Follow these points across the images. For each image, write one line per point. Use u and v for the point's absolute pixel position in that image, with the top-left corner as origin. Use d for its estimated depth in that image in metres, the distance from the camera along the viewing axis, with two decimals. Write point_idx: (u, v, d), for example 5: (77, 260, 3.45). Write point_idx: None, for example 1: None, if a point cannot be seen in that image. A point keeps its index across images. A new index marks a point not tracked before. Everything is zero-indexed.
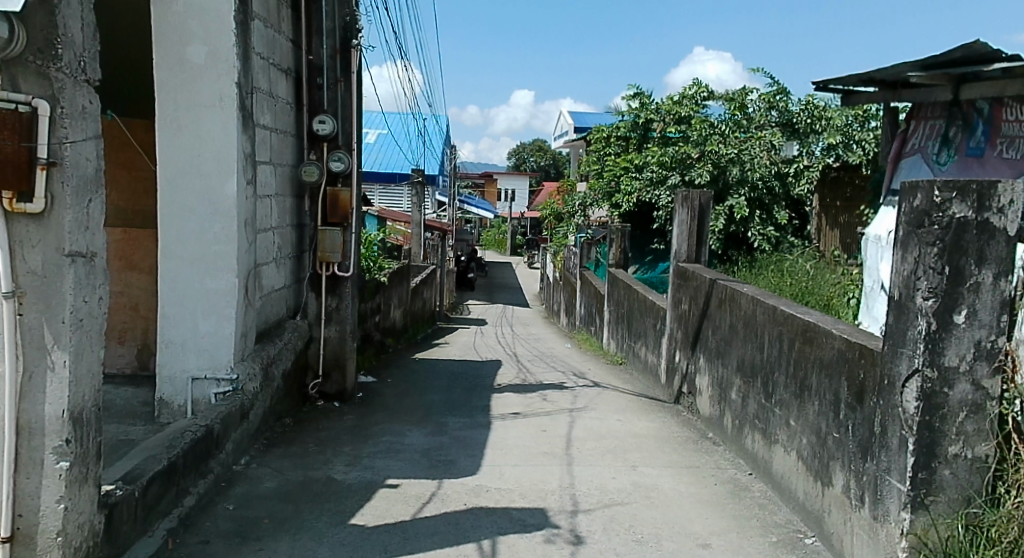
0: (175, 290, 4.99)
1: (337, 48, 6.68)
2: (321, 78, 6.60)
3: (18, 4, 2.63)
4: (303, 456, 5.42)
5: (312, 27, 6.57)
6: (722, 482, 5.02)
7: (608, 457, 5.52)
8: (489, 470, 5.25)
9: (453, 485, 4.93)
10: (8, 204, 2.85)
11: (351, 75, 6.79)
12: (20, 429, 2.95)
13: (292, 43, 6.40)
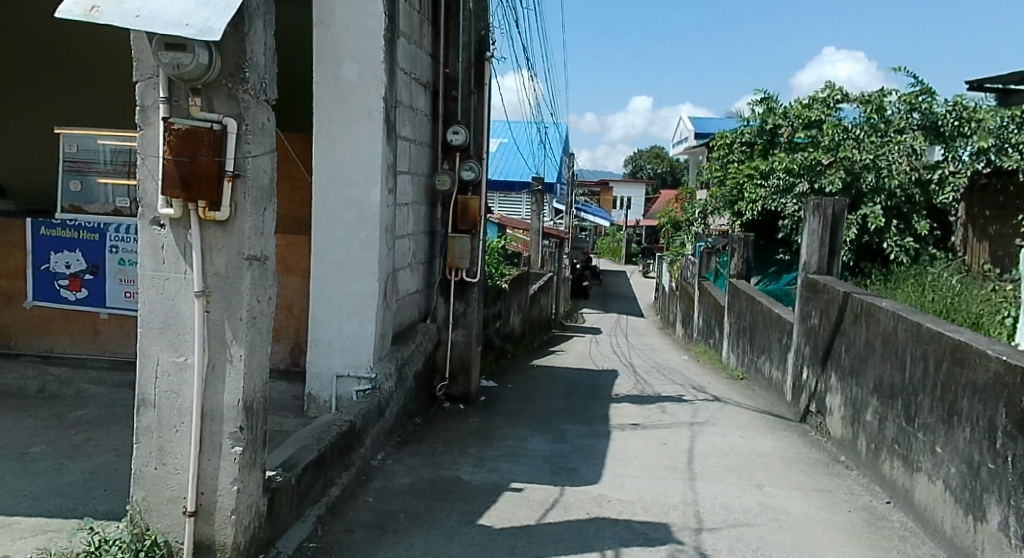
0: (324, 293, 5.33)
1: (473, 60, 6.83)
2: (456, 91, 6.86)
3: (219, 35, 2.91)
4: (436, 456, 5.64)
5: (450, 42, 6.83)
6: (856, 509, 4.92)
7: (733, 475, 5.49)
8: (611, 480, 5.31)
9: (575, 493, 5.02)
10: (202, 213, 3.21)
11: (485, 86, 6.93)
12: (204, 414, 3.30)
13: (430, 57, 6.69)
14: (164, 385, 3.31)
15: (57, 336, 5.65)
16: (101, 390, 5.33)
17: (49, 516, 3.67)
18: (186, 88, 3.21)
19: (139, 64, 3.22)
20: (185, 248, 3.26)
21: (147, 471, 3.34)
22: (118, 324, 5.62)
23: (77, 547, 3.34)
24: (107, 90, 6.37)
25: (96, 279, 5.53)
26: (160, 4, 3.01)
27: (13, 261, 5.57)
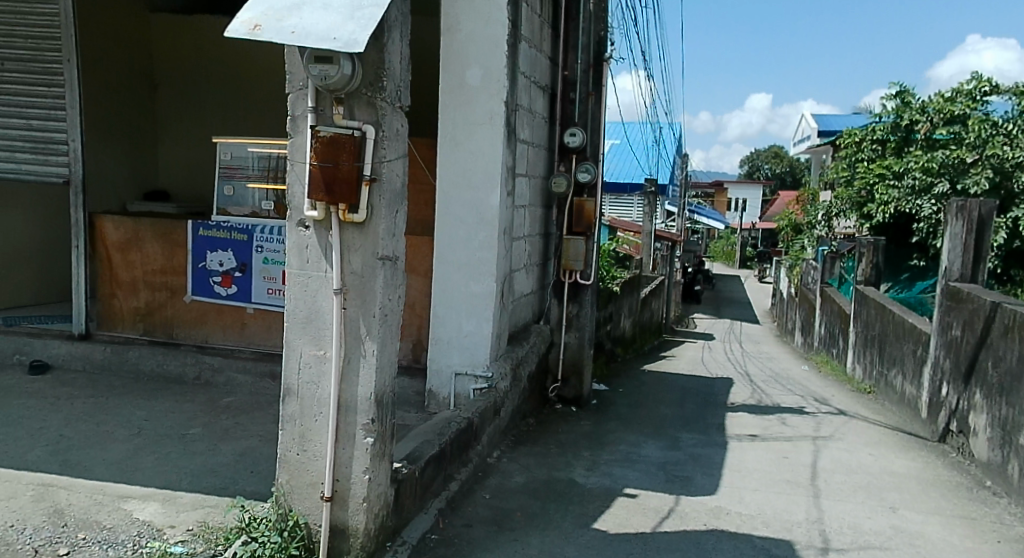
0: (445, 292, 5.48)
1: (591, 62, 6.90)
2: (574, 92, 6.87)
3: (363, 46, 3.10)
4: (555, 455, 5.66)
5: (569, 44, 6.85)
6: (1006, 540, 4.67)
7: (863, 494, 5.29)
8: (730, 491, 5.20)
9: (692, 503, 4.95)
10: (341, 215, 3.40)
11: (602, 89, 6.98)
12: (339, 406, 3.50)
13: (551, 60, 6.72)
14: (306, 376, 3.53)
15: (212, 328, 6.04)
16: (247, 378, 5.72)
17: (206, 493, 4.08)
18: (330, 97, 3.41)
19: (291, 77, 3.46)
20: (326, 248, 3.46)
21: (290, 456, 3.57)
22: (263, 317, 5.95)
23: (230, 522, 3.73)
24: (265, 102, 7.07)
25: (243, 276, 5.93)
26: (312, 19, 3.22)
27: (178, 260, 6.05)
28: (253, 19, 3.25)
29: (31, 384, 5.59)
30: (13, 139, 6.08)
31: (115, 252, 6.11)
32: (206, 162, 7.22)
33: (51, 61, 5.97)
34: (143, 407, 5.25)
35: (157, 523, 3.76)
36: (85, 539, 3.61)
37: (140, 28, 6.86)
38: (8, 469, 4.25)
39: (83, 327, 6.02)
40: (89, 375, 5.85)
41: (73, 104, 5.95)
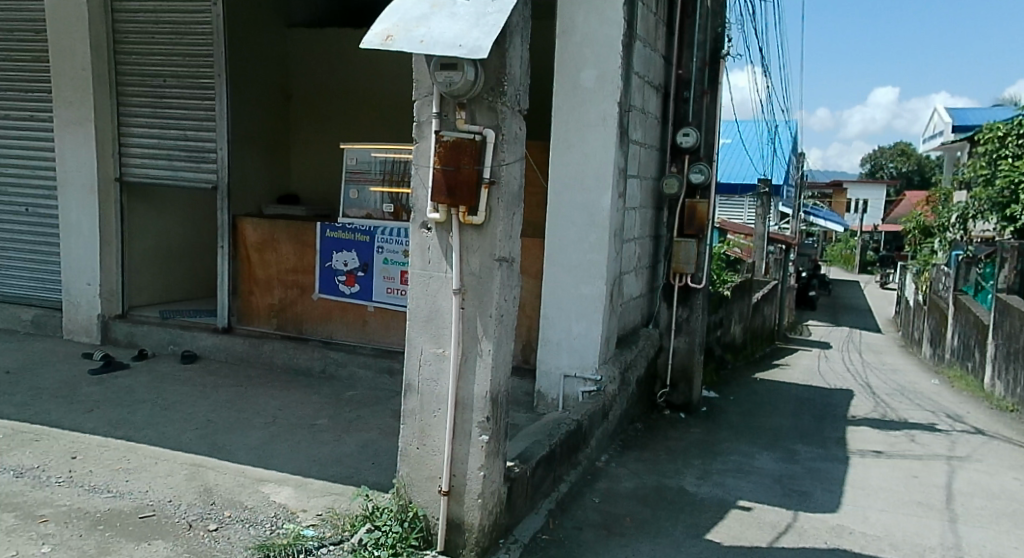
0: (554, 294, 5.42)
1: (707, 59, 6.41)
2: (687, 92, 6.44)
3: (486, 52, 3.23)
4: (672, 457, 5.58)
5: (684, 41, 6.42)
6: None
7: (1003, 521, 4.97)
8: (853, 510, 4.96)
9: (812, 520, 4.75)
10: (461, 217, 3.52)
11: (719, 86, 6.46)
12: (457, 403, 3.62)
13: (664, 58, 6.31)
14: (426, 373, 3.66)
15: (336, 326, 6.28)
16: (368, 373, 5.94)
17: (335, 480, 4.30)
18: (453, 102, 3.52)
19: (417, 84, 3.59)
20: (447, 250, 3.59)
21: (411, 449, 3.71)
22: (383, 316, 6.12)
23: (355, 510, 3.94)
24: (387, 111, 7.39)
25: (365, 276, 6.14)
26: (439, 27, 3.35)
27: (308, 260, 6.35)
28: (385, 30, 3.40)
29: (179, 372, 6.02)
30: (169, 148, 6.56)
31: (252, 250, 6.51)
32: (334, 167, 7.57)
33: (203, 76, 6.43)
34: (275, 397, 5.54)
35: (290, 506, 4.01)
36: (229, 517, 3.88)
37: (278, 42, 7.26)
38: (163, 449, 4.61)
39: (227, 320, 6.47)
40: (230, 366, 6.27)
41: (222, 116, 6.40)
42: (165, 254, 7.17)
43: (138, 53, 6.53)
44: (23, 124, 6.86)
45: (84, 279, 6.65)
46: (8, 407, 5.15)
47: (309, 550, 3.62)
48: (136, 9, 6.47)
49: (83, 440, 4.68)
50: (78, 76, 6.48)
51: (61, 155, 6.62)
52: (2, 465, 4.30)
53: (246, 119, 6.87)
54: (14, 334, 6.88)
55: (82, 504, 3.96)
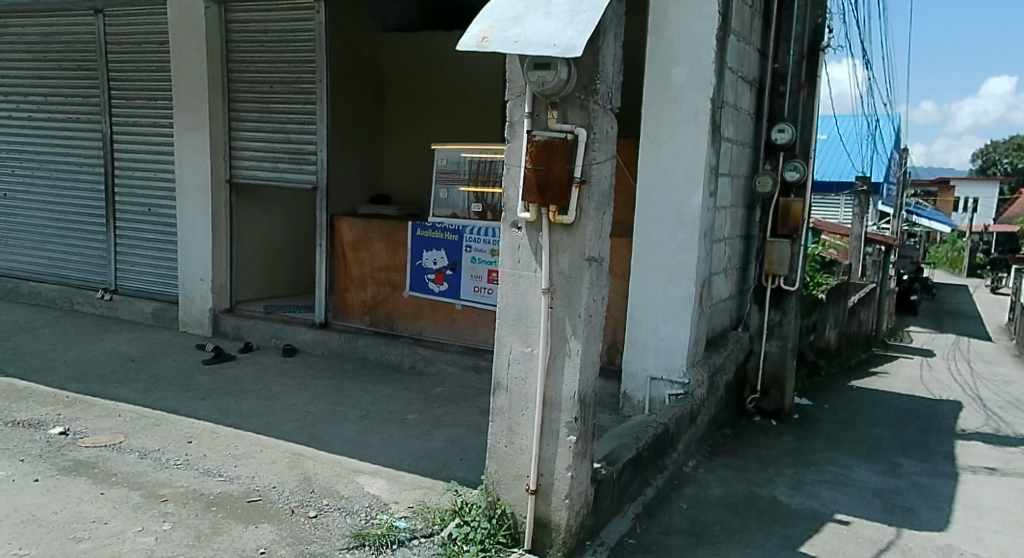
0: (642, 294, 5.18)
1: (806, 52, 6.14)
2: (784, 86, 6.20)
3: (581, 51, 3.23)
4: (766, 464, 5.44)
5: (781, 34, 6.21)
6: None
7: None
8: (963, 529, 4.70)
9: (916, 538, 4.53)
10: (552, 217, 3.53)
11: (818, 79, 6.15)
12: (545, 403, 3.63)
13: (760, 52, 6.06)
14: (514, 372, 3.69)
15: (425, 323, 6.37)
16: (455, 371, 6.01)
17: (426, 474, 4.37)
18: (545, 102, 3.54)
19: (509, 84, 3.61)
20: (537, 250, 3.60)
21: (500, 447, 3.74)
22: (471, 314, 6.18)
23: (444, 504, 4.00)
24: (478, 112, 7.58)
25: (454, 274, 6.21)
26: (533, 27, 3.37)
27: (399, 258, 6.47)
28: (480, 31, 3.44)
29: (281, 365, 6.24)
30: (274, 152, 6.80)
31: (348, 249, 6.68)
32: (425, 167, 7.65)
33: (306, 82, 6.62)
34: (368, 392, 5.66)
35: (383, 498, 4.09)
36: (328, 506, 4.00)
37: (373, 45, 7.40)
38: (267, 437, 4.78)
39: (324, 316, 6.67)
40: (326, 360, 6.46)
41: (322, 119, 6.57)
42: (270, 252, 7.43)
43: (249, 61, 6.79)
44: (148, 130, 7.27)
45: (197, 275, 6.95)
46: (131, 393, 5.44)
47: (401, 541, 3.70)
48: (249, 19, 6.74)
49: (197, 426, 4.90)
50: (195, 84, 6.79)
51: (179, 159, 6.95)
52: (128, 447, 4.55)
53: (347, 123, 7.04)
54: (136, 325, 7.28)
55: (197, 486, 4.15)
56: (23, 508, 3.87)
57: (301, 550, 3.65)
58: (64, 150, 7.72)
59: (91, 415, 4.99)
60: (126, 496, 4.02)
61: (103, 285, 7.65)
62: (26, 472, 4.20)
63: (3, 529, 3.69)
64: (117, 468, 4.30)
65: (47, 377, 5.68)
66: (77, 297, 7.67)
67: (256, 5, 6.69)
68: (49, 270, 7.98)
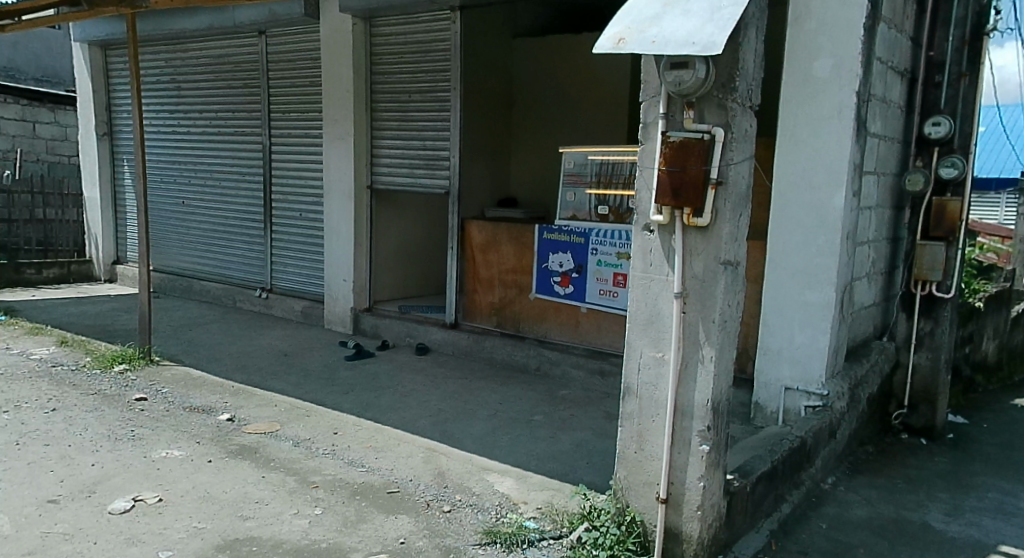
0: (778, 301, 4.96)
1: (967, 38, 5.70)
2: (940, 75, 5.78)
3: (721, 48, 3.16)
4: (914, 484, 5.11)
5: (938, 19, 5.79)
6: None
7: None
8: None
9: None
10: (686, 219, 3.44)
11: (982, 67, 5.67)
12: (676, 410, 3.54)
13: (913, 40, 5.71)
14: (645, 377, 3.63)
15: (551, 325, 6.36)
16: (581, 374, 5.99)
17: (552, 476, 4.37)
18: (681, 101, 3.46)
19: (644, 85, 3.57)
20: (669, 252, 3.52)
21: (629, 453, 3.68)
22: (596, 317, 6.11)
23: (573, 507, 3.99)
24: (605, 110, 7.71)
25: (580, 277, 6.16)
26: (670, 27, 3.31)
27: (526, 260, 6.50)
28: (616, 33, 3.40)
29: (415, 363, 6.40)
30: (410, 157, 6.96)
31: (477, 251, 6.77)
32: (553, 170, 7.71)
33: (440, 88, 6.74)
34: (497, 392, 5.71)
35: (512, 497, 4.11)
36: (460, 502, 4.04)
37: (504, 49, 7.41)
38: (404, 432, 4.90)
39: (454, 316, 6.81)
40: (456, 359, 6.60)
41: (456, 124, 6.67)
42: (407, 254, 7.64)
43: (389, 72, 7.00)
44: (299, 137, 7.62)
45: (341, 276, 7.28)
46: (285, 384, 5.72)
47: (530, 542, 3.72)
48: (391, 32, 6.95)
49: (342, 418, 5.08)
50: (343, 95, 7.11)
51: (328, 167, 7.30)
52: (284, 435, 4.78)
53: (480, 127, 7.10)
54: (287, 322, 7.66)
55: (343, 475, 4.29)
56: (200, 485, 4.13)
57: (439, 543, 3.70)
58: (230, 159, 8.20)
59: (252, 403, 5.27)
60: (283, 480, 4.21)
61: (261, 284, 8.10)
62: (199, 453, 4.48)
63: (183, 504, 3.95)
64: (276, 454, 4.52)
65: (213, 367, 6.05)
66: (240, 295, 8.17)
67: (398, 18, 6.89)
68: (215, 269, 8.54)
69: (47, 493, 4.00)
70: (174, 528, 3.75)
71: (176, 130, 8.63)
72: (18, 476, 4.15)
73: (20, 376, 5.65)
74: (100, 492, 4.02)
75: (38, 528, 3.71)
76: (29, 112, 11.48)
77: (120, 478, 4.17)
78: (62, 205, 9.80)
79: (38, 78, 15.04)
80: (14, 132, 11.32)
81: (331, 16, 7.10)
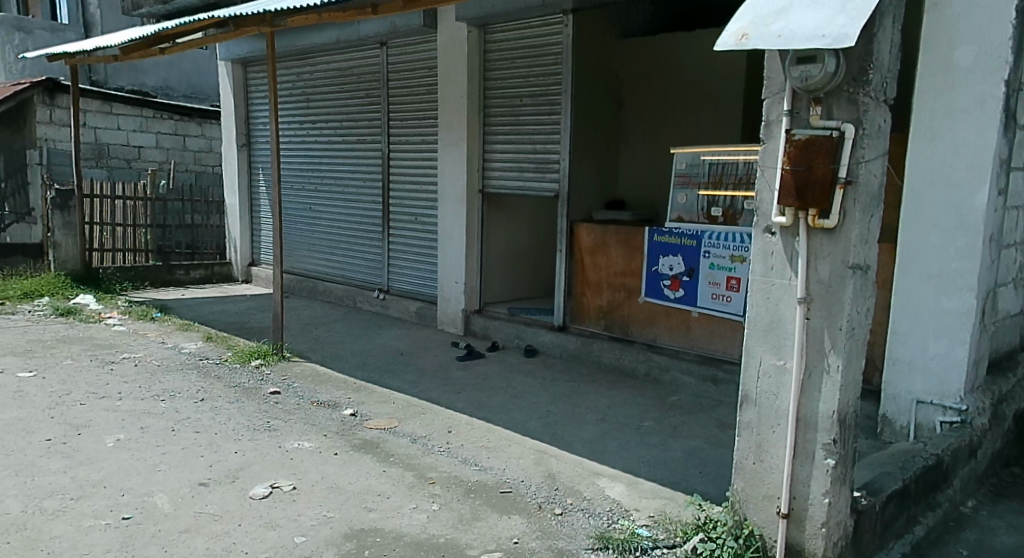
0: (909, 308, 4.68)
1: None
2: None
3: (854, 40, 2.99)
4: None
5: None
6: None
7: None
8: None
9: None
10: (811, 221, 3.28)
11: None
12: (798, 421, 3.38)
13: None
14: (765, 385, 3.48)
15: (661, 329, 6.23)
16: (691, 381, 5.82)
17: (665, 484, 4.25)
18: (808, 97, 3.30)
19: (768, 82, 3.43)
20: (792, 256, 3.37)
21: (747, 464, 3.55)
22: (709, 322, 5.93)
23: (686, 517, 3.87)
24: (722, 105, 7.43)
25: (691, 280, 5.99)
26: (798, 19, 3.17)
27: (636, 263, 6.37)
28: (740, 29, 3.30)
29: (525, 365, 6.38)
30: (521, 161, 6.95)
31: (586, 254, 6.70)
32: (664, 170, 7.52)
33: (551, 91, 6.69)
34: (606, 396, 5.62)
35: (624, 503, 4.02)
36: (571, 505, 3.99)
37: (616, 50, 7.31)
38: (515, 433, 4.88)
39: (562, 319, 6.77)
40: (565, 362, 6.55)
41: (566, 128, 6.60)
42: (518, 257, 7.63)
43: (502, 76, 7.02)
44: (415, 140, 7.75)
45: (453, 278, 7.37)
46: (402, 382, 5.80)
47: (643, 549, 3.62)
48: (505, 37, 6.97)
49: (455, 417, 5.10)
50: (457, 101, 7.20)
51: (442, 172, 7.41)
52: (401, 431, 4.84)
53: (590, 129, 7.03)
54: (402, 322, 7.79)
55: (458, 472, 4.31)
56: (328, 476, 4.22)
57: (551, 545, 3.66)
58: (354, 165, 8.42)
59: (373, 400, 5.37)
60: (401, 475, 4.26)
61: (378, 285, 8.29)
62: (327, 446, 4.59)
63: (314, 493, 4.04)
64: (396, 449, 4.58)
65: (338, 364, 6.20)
66: (360, 296, 8.38)
67: (511, 23, 6.90)
68: (337, 271, 8.79)
69: (198, 476, 4.18)
70: (307, 515, 3.84)
71: (307, 139, 8.95)
72: (173, 459, 4.36)
73: (174, 368, 5.96)
74: (243, 478, 4.17)
75: (192, 508, 3.87)
76: (180, 126, 12.81)
77: (260, 465, 4.31)
78: (208, 211, 10.35)
79: (188, 95, 15.88)
80: (168, 145, 12.70)
81: (448, 23, 7.20)
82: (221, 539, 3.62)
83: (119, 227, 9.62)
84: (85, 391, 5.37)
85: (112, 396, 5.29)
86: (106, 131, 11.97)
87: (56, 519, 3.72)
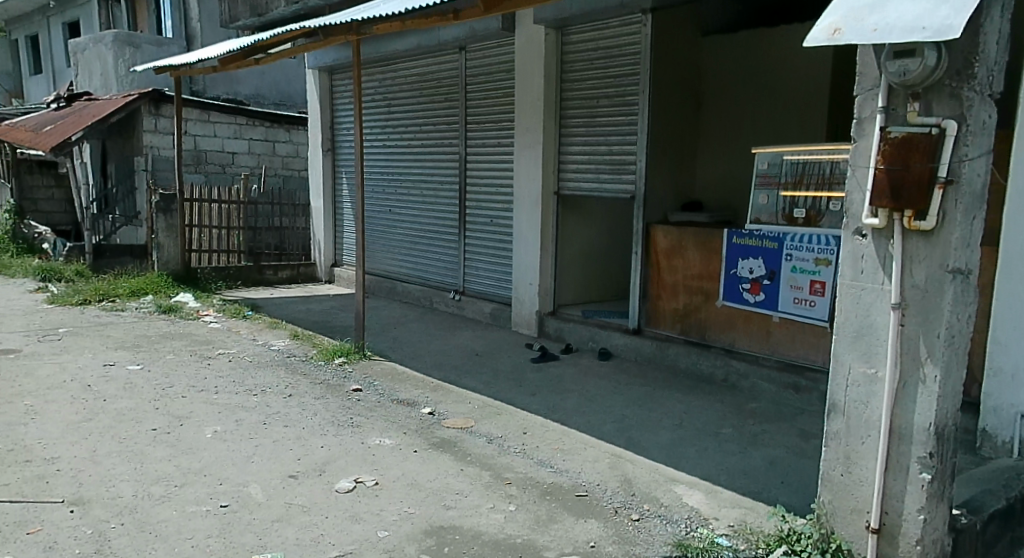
0: (1013, 316, 4.43)
1: None
2: None
3: (958, 32, 2.82)
4: None
5: None
6: None
7: None
8: None
9: None
10: (907, 222, 3.12)
11: None
12: (891, 431, 3.23)
13: None
14: (854, 394, 3.34)
15: (739, 334, 6.05)
16: (771, 387, 5.64)
17: (745, 494, 4.11)
18: (905, 93, 3.14)
19: (861, 78, 3.29)
20: (885, 259, 3.21)
21: (835, 475, 3.41)
22: (790, 327, 5.73)
23: (769, 528, 3.73)
24: (808, 103, 7.19)
25: (772, 284, 5.81)
26: (895, 11, 3.02)
27: (714, 266, 6.22)
28: (831, 25, 3.17)
29: (599, 367, 6.29)
30: (597, 162, 6.86)
31: (662, 257, 6.57)
32: (745, 171, 7.34)
33: (629, 92, 6.58)
34: (683, 401, 5.49)
35: (702, 512, 3.90)
36: (648, 511, 3.89)
37: (695, 49, 7.17)
38: (591, 437, 4.80)
39: (637, 322, 6.66)
40: (639, 366, 6.43)
41: (643, 129, 6.48)
42: (594, 259, 7.55)
43: (580, 77, 6.94)
44: (491, 141, 7.74)
45: (528, 279, 7.34)
46: (479, 383, 5.79)
47: None
48: (583, 38, 6.90)
49: (532, 419, 5.06)
50: (534, 103, 7.17)
51: (518, 173, 7.39)
52: (479, 431, 4.82)
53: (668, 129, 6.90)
54: (477, 323, 7.79)
55: (534, 474, 4.26)
56: (408, 473, 4.22)
57: (629, 550, 3.58)
58: (432, 166, 8.46)
59: (449, 400, 5.37)
60: (479, 475, 4.23)
61: (454, 286, 8.31)
62: (407, 443, 4.60)
63: (395, 489, 4.05)
64: (473, 449, 4.56)
65: (418, 363, 6.23)
66: (436, 297, 8.41)
67: (590, 25, 6.82)
68: (415, 273, 8.84)
69: (286, 468, 4.24)
70: (389, 510, 3.84)
71: (389, 142, 9.06)
72: (264, 452, 4.43)
73: (262, 364, 6.09)
74: (329, 472, 4.21)
75: (284, 498, 3.92)
76: (271, 132, 13.13)
77: (344, 460, 4.35)
78: (294, 213, 10.46)
79: (278, 103, 16.30)
80: (259, 151, 13.02)
81: (526, 24, 7.17)
82: (309, 530, 3.65)
83: (216, 230, 9.95)
84: (185, 384, 5.52)
85: (209, 389, 5.42)
86: (204, 139, 12.34)
87: (161, 504, 3.82)
